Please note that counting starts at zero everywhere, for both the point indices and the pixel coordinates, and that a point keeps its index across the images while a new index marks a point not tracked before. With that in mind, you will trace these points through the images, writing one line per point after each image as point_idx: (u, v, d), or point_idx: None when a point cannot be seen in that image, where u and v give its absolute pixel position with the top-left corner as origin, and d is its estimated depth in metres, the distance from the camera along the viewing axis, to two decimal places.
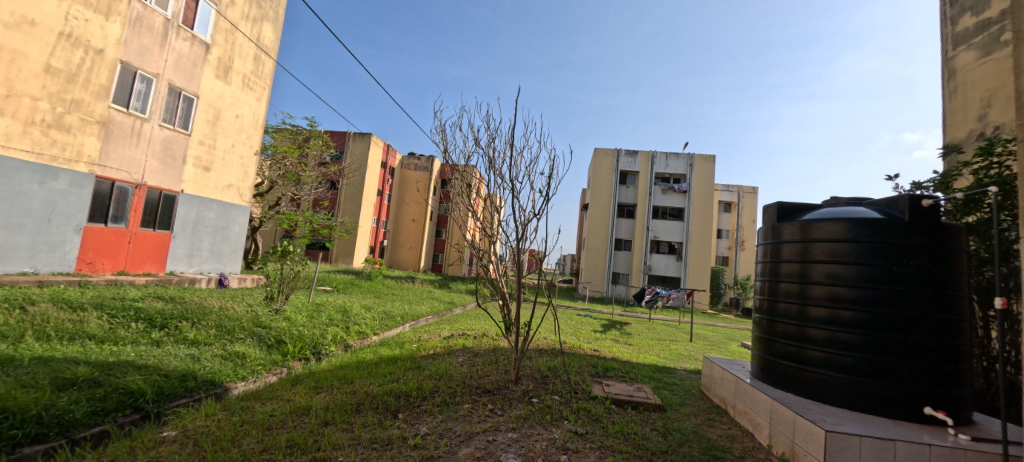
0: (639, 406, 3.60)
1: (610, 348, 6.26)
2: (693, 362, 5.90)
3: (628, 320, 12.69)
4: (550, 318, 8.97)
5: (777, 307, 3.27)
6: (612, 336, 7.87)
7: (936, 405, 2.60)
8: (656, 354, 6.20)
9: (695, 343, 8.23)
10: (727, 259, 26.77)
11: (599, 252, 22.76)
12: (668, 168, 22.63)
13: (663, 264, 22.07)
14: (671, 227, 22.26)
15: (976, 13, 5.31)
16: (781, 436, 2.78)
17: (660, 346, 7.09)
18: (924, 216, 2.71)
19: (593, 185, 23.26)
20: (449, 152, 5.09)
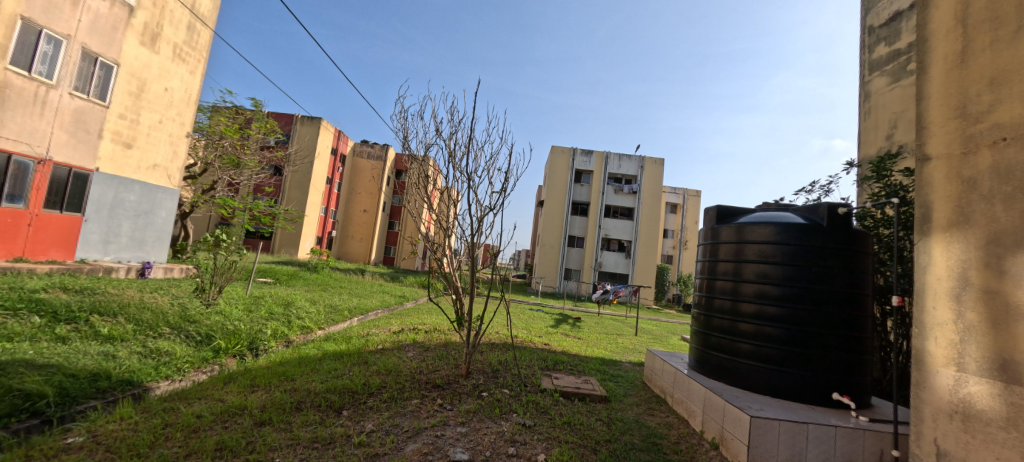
0: (585, 397, 3.72)
1: (560, 342, 6.41)
2: (636, 355, 6.19)
3: (579, 314, 13.13)
4: (505, 313, 9.00)
5: (713, 303, 3.50)
6: (564, 330, 8.07)
7: (842, 391, 2.92)
8: (604, 347, 6.46)
9: (640, 336, 8.65)
10: (671, 258, 28.34)
11: (553, 248, 23.21)
12: (621, 170, 23.48)
13: (613, 261, 22.92)
14: (623, 226, 23.15)
15: (888, 43, 6.00)
16: (712, 422, 2.99)
17: (607, 340, 7.37)
18: (839, 222, 3.02)
19: (549, 183, 23.64)
20: (406, 141, 4.95)
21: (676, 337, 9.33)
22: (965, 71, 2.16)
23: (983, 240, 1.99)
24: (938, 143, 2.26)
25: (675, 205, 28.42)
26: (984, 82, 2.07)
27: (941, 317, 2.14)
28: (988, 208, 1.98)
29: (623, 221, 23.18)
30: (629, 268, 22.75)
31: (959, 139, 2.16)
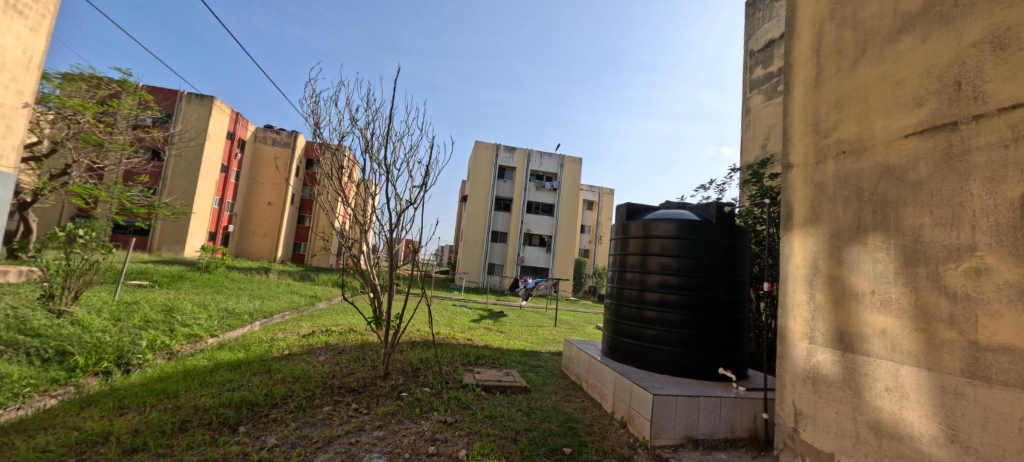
0: (506, 390, 3.79)
1: (483, 336, 6.46)
2: (555, 345, 6.48)
3: (501, 308, 13.35)
4: (426, 310, 8.80)
5: (623, 293, 3.78)
6: (486, 324, 8.14)
7: (726, 366, 3.36)
8: (525, 339, 6.65)
9: (558, 327, 9.08)
10: (587, 252, 30.19)
11: (476, 243, 23.27)
12: (543, 167, 24.32)
13: (534, 256, 23.69)
14: (544, 222, 24.03)
15: (764, 66, 6.98)
16: (621, 403, 3.24)
17: (528, 332, 7.60)
18: (725, 219, 3.45)
19: (473, 178, 23.57)
20: (317, 129, 4.56)
21: (591, 326, 9.96)
22: (818, 94, 2.60)
23: (828, 235, 2.41)
24: (799, 153, 2.69)
25: (591, 202, 30.28)
26: (831, 104, 2.51)
27: (798, 299, 2.55)
28: (832, 208, 2.40)
29: (543, 217, 24.04)
30: (550, 263, 23.71)
31: (814, 150, 2.59)
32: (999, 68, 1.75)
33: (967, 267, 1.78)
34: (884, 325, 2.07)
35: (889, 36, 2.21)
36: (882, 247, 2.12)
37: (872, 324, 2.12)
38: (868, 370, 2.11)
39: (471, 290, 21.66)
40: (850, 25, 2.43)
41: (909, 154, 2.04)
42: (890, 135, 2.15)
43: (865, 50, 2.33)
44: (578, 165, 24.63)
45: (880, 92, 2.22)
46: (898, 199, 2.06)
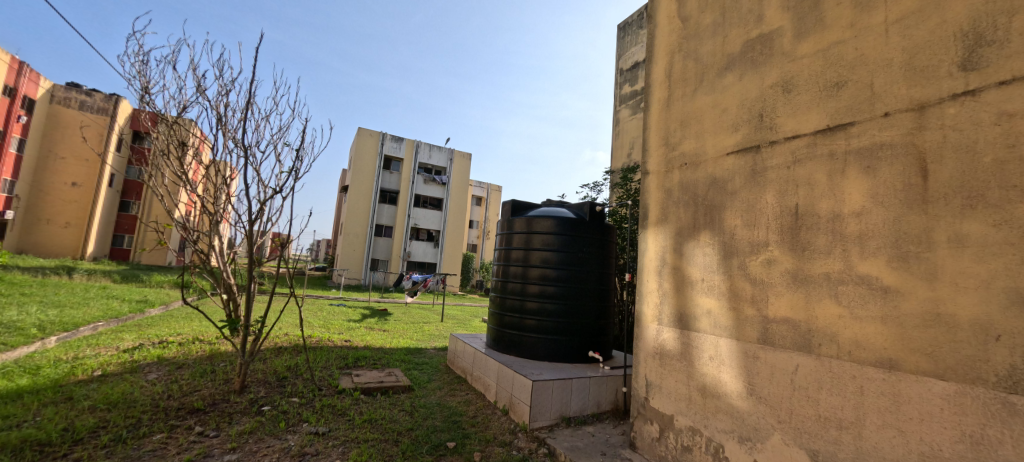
0: (388, 390, 3.64)
1: (364, 336, 6.08)
2: (441, 340, 6.46)
3: (385, 306, 12.73)
4: (296, 312, 7.89)
5: (507, 286, 3.93)
6: (367, 324, 7.68)
7: (594, 349, 3.77)
8: (410, 337, 6.46)
9: (445, 322, 9.07)
10: (476, 247, 30.74)
11: (357, 237, 21.82)
12: (431, 160, 23.86)
13: (421, 250, 23.11)
14: (432, 217, 23.68)
15: (631, 84, 8.13)
16: (503, 392, 3.38)
17: (414, 329, 7.42)
18: (596, 218, 3.85)
19: (356, 168, 21.93)
20: (148, 95, 3.71)
21: (477, 320, 10.17)
22: (669, 113, 3.06)
23: (673, 232, 2.86)
24: (654, 162, 3.14)
25: (480, 198, 30.89)
26: (677, 122, 2.98)
27: (650, 287, 2.99)
28: (676, 210, 2.86)
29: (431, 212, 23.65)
30: (437, 257, 23.41)
31: (665, 160, 3.04)
32: (786, 106, 2.29)
33: (763, 259, 2.29)
34: (710, 306, 2.54)
35: (719, 71, 2.71)
36: (710, 243, 2.60)
37: (702, 305, 2.59)
38: (698, 343, 2.58)
39: (354, 287, 20.19)
40: (692, 58, 2.92)
41: (730, 168, 2.54)
42: (718, 151, 2.64)
43: (703, 80, 2.82)
44: (468, 160, 24.82)
45: (712, 116, 2.71)
46: (722, 204, 2.55)
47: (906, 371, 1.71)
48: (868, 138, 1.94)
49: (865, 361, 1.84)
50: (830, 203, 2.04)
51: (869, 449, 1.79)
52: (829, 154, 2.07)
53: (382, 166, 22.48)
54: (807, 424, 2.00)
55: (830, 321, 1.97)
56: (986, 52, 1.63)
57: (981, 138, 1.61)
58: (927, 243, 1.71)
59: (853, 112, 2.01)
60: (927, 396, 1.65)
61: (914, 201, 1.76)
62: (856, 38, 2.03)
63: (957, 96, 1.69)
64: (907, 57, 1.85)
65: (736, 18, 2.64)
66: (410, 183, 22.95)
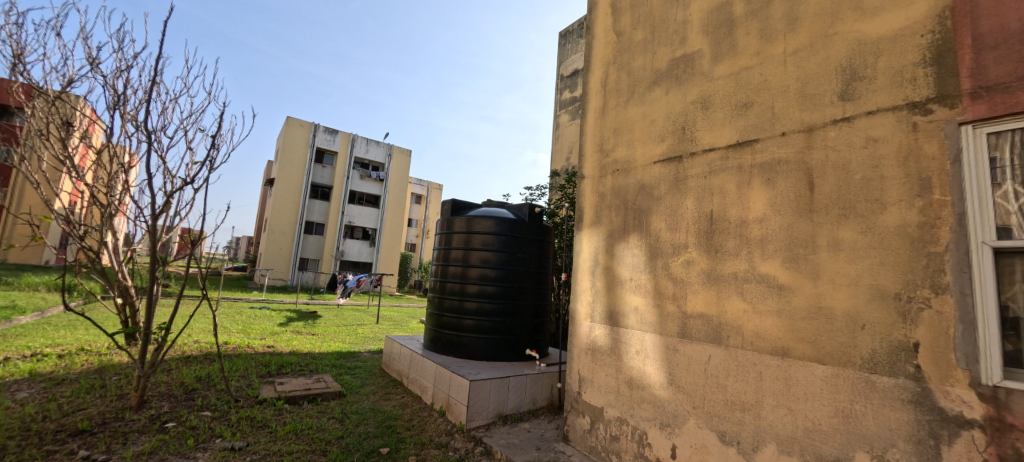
0: (316, 398, 3.44)
1: (290, 341, 5.67)
2: (376, 342, 6.22)
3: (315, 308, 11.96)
4: (209, 317, 7.13)
5: (445, 286, 3.89)
6: (294, 328, 7.17)
7: (530, 346, 3.86)
8: (342, 340, 6.14)
9: (381, 324, 8.74)
10: (415, 246, 29.97)
11: (283, 234, 20.28)
12: (369, 155, 22.84)
13: (357, 249, 21.98)
14: (369, 214, 22.61)
15: (571, 91, 8.49)
16: (440, 393, 3.34)
17: (346, 332, 7.06)
18: (535, 219, 3.95)
19: (284, 160, 20.36)
20: (19, 64, 3.14)
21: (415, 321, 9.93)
22: (603, 121, 3.22)
23: (605, 234, 3.02)
24: (588, 167, 3.29)
25: (420, 196, 30.15)
26: (611, 130, 3.15)
27: (584, 286, 3.12)
28: (609, 213, 3.03)
29: (368, 208, 22.62)
30: (372, 257, 22.44)
31: (599, 166, 3.20)
32: (704, 122, 2.53)
33: (683, 259, 2.50)
34: (637, 303, 2.72)
35: (647, 85, 2.91)
36: (637, 244, 2.78)
37: (630, 303, 2.76)
38: (626, 338, 2.75)
39: (280, 288, 18.70)
40: (625, 71, 3.10)
41: (656, 176, 2.74)
42: (646, 160, 2.84)
43: (634, 92, 3.01)
44: (407, 157, 24.10)
45: (642, 126, 2.91)
46: (649, 209, 2.75)
47: (795, 358, 1.97)
48: (769, 154, 2.20)
49: (764, 350, 2.08)
50: (738, 211, 2.28)
51: (766, 427, 2.03)
52: (738, 166, 2.32)
53: (313, 159, 21.08)
54: (717, 409, 2.22)
55: (737, 315, 2.21)
56: (858, 86, 1.93)
57: (854, 158, 1.90)
58: (813, 247, 1.98)
59: (757, 131, 2.26)
60: (811, 379, 1.91)
61: (803, 210, 2.03)
62: (761, 65, 2.30)
63: (837, 121, 1.97)
64: (800, 85, 2.13)
65: (664, 37, 2.86)
66: (344, 178, 21.76)
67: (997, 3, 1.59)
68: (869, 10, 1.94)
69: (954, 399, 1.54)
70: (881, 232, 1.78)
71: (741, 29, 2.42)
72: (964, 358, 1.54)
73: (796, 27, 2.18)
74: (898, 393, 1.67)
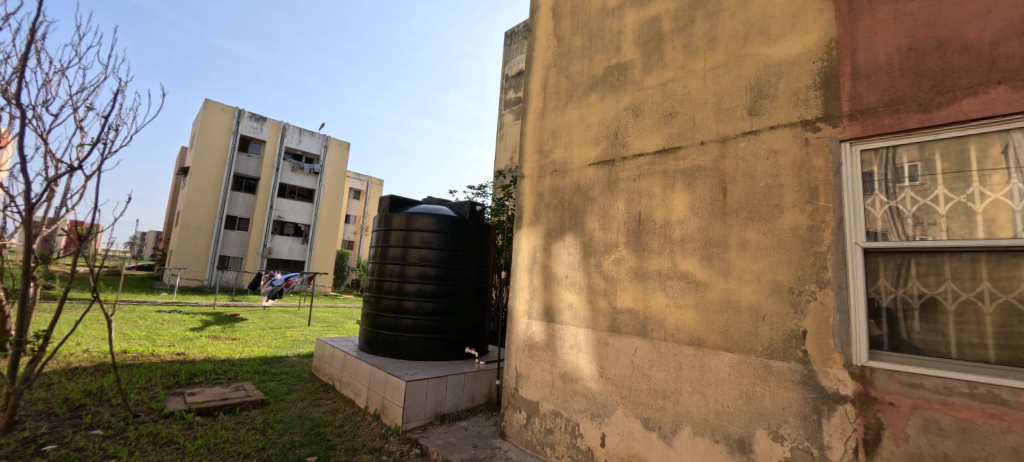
0: (235, 408, 3.18)
1: (205, 347, 5.16)
2: (306, 346, 5.86)
3: (237, 311, 10.97)
4: (103, 323, 6.26)
5: (382, 285, 3.77)
6: (210, 333, 6.52)
7: (470, 345, 3.86)
8: (267, 345, 5.70)
9: (312, 326, 8.25)
10: (352, 244, 28.61)
11: (199, 230, 18.44)
12: (302, 145, 21.41)
13: (285, 247, 20.52)
14: (302, 209, 21.20)
15: (515, 91, 8.62)
16: (375, 396, 3.23)
17: (273, 335, 6.57)
18: (477, 218, 3.95)
19: (201, 148, 18.47)
20: None
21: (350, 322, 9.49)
22: (543, 123, 3.31)
23: (543, 233, 3.10)
24: (528, 167, 3.35)
25: (358, 191, 28.65)
26: (550, 132, 3.23)
27: (522, 283, 3.18)
28: (547, 213, 3.11)
29: (302, 203, 21.21)
30: (304, 255, 21.11)
31: (538, 166, 3.28)
32: (635, 128, 2.68)
33: (614, 257, 2.64)
34: (572, 300, 2.82)
35: (585, 90, 3.03)
36: (573, 243, 2.89)
37: (565, 299, 2.86)
38: (561, 333, 2.84)
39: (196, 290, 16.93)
40: (564, 75, 3.20)
41: (591, 177, 2.86)
42: (582, 162, 2.95)
43: (572, 96, 3.12)
44: (345, 149, 22.95)
45: (579, 129, 3.02)
46: (584, 209, 2.86)
47: (708, 347, 2.16)
48: (689, 161, 2.39)
49: (683, 341, 2.26)
50: (663, 212, 2.46)
51: (683, 412, 2.20)
52: (663, 171, 2.49)
53: (236, 148, 19.30)
54: (641, 397, 2.38)
55: (660, 309, 2.38)
56: (764, 103, 2.16)
57: (759, 167, 2.12)
58: (724, 246, 2.18)
59: (680, 139, 2.45)
60: (720, 366, 2.11)
61: (717, 213, 2.23)
62: (684, 78, 2.49)
63: (746, 134, 2.19)
64: (717, 99, 2.33)
65: (600, 45, 3.00)
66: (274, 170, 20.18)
67: (870, 39, 1.86)
68: (774, 35, 2.17)
69: (832, 378, 1.79)
70: (779, 234, 2.00)
71: (669, 43, 2.59)
72: (840, 343, 1.79)
73: (714, 46, 2.39)
74: (790, 375, 1.90)
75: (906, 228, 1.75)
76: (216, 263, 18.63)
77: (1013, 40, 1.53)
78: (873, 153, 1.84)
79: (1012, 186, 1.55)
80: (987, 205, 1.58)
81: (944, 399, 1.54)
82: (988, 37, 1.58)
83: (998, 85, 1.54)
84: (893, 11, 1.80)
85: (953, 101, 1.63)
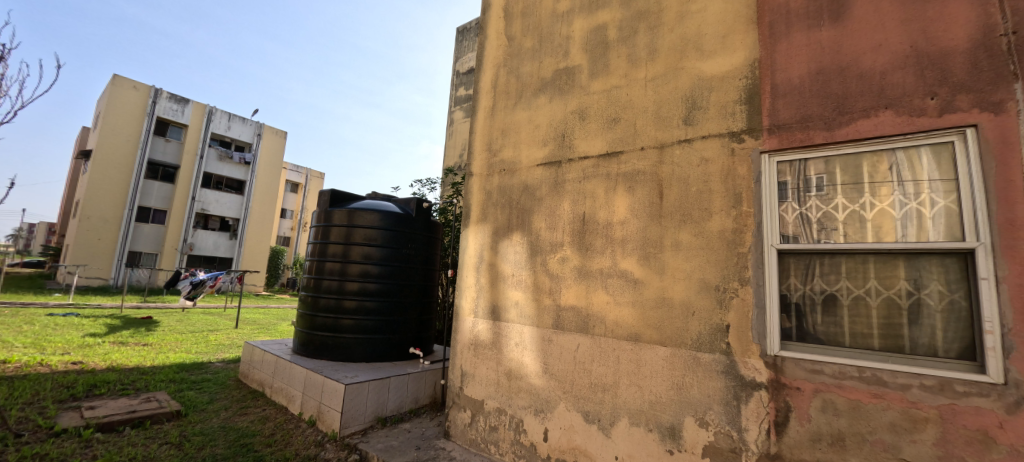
0: (145, 421, 2.85)
1: (109, 355, 4.59)
2: (232, 350, 5.40)
3: (151, 313, 9.85)
4: None
5: (321, 284, 3.57)
6: (117, 338, 5.79)
7: (414, 345, 3.77)
8: (186, 350, 5.17)
9: (240, 328, 7.62)
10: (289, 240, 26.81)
11: (104, 222, 16.38)
12: (232, 132, 19.67)
13: (210, 242, 18.74)
14: (232, 201, 19.50)
15: (466, 88, 8.56)
16: (310, 401, 3.05)
17: (194, 339, 5.98)
18: (423, 215, 3.87)
19: (106, 129, 16.39)
20: None
21: (285, 324, 8.88)
22: (492, 121, 3.31)
23: (490, 231, 3.11)
24: (477, 165, 3.34)
25: (296, 184, 26.82)
26: (499, 131, 3.25)
27: (469, 282, 3.16)
28: (494, 211, 3.12)
29: (231, 195, 19.50)
30: (233, 252, 19.38)
31: (486, 165, 3.28)
32: (581, 131, 2.77)
33: (559, 256, 2.71)
34: (518, 298, 2.86)
35: (533, 91, 3.08)
36: (520, 242, 2.92)
37: (511, 297, 2.89)
38: (507, 331, 2.86)
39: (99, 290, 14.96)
40: (514, 75, 3.23)
41: (538, 178, 2.91)
42: (529, 162, 2.99)
43: (521, 97, 3.15)
44: (283, 139, 21.45)
45: (528, 130, 3.06)
46: (531, 208, 2.91)
47: (644, 342, 2.28)
48: (630, 165, 2.51)
49: (621, 336, 2.37)
50: (606, 213, 2.56)
51: (621, 404, 2.31)
52: (606, 174, 2.59)
53: (152, 132, 17.33)
54: (582, 391, 2.46)
55: (601, 306, 2.48)
56: (697, 114, 2.32)
57: (691, 173, 2.28)
58: (660, 246, 2.31)
59: (622, 143, 2.57)
60: (655, 359, 2.23)
61: (655, 215, 2.36)
62: (627, 86, 2.61)
63: (681, 141, 2.34)
64: (656, 108, 2.47)
65: (549, 48, 3.05)
66: (199, 158, 18.35)
67: (786, 62, 2.07)
68: (707, 51, 2.33)
69: (750, 367, 1.96)
70: (707, 235, 2.17)
71: (614, 51, 2.70)
72: (757, 335, 1.97)
73: (655, 57, 2.52)
74: (715, 366, 2.06)
75: (812, 232, 1.96)
76: (125, 260, 16.60)
77: (898, 72, 1.78)
78: (787, 165, 2.05)
79: (894, 197, 1.79)
80: (875, 213, 1.82)
81: (839, 382, 1.75)
82: (879, 67, 1.82)
83: (885, 110, 1.79)
84: (806, 39, 2.02)
85: (851, 121, 1.86)
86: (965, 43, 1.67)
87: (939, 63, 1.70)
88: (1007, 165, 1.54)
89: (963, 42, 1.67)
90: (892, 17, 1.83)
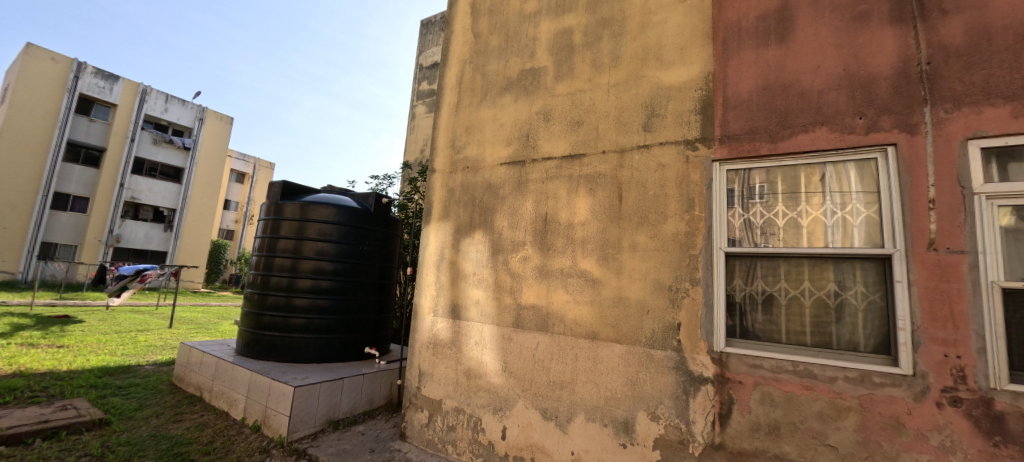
0: (60, 431, 2.56)
1: (14, 358, 4.06)
2: (166, 352, 4.97)
3: (67, 312, 8.81)
4: None
5: (269, 281, 3.36)
6: (23, 339, 5.13)
7: (370, 344, 3.65)
8: (110, 352, 4.69)
9: (174, 328, 7.02)
10: (233, 234, 25.07)
11: (10, 209, 14.47)
12: (169, 115, 18.06)
13: (141, 234, 17.07)
14: (168, 190, 17.91)
15: (429, 83, 8.41)
16: (255, 405, 2.87)
17: (119, 340, 5.43)
18: (382, 210, 3.75)
19: (15, 104, 14.53)
20: None
21: (226, 323, 8.28)
22: (456, 118, 3.27)
23: (452, 229, 3.07)
24: (439, 162, 3.28)
25: (242, 174, 25.03)
26: (463, 128, 3.21)
27: (429, 280, 3.10)
28: (457, 209, 3.08)
29: (167, 183, 17.90)
30: (168, 245, 17.78)
31: (449, 161, 3.23)
32: (545, 132, 2.80)
33: (520, 256, 2.72)
34: (478, 297, 2.84)
35: (499, 90, 3.07)
36: (482, 240, 2.91)
37: (471, 296, 2.87)
38: (468, 331, 2.83)
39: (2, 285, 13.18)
40: (480, 72, 3.21)
41: (502, 177, 2.91)
42: (493, 160, 2.99)
43: (487, 95, 3.13)
44: (229, 125, 19.99)
45: (493, 128, 3.05)
46: (493, 207, 2.90)
47: (601, 340, 2.35)
48: (592, 168, 2.57)
49: (579, 334, 2.43)
50: (567, 214, 2.60)
51: (577, 400, 2.36)
52: (569, 176, 2.64)
53: (72, 110, 15.54)
54: (541, 389, 2.49)
55: (560, 305, 2.52)
56: (656, 121, 2.41)
57: (649, 177, 2.37)
58: (618, 247, 2.39)
59: (585, 146, 2.62)
60: (611, 356, 2.31)
61: (614, 217, 2.43)
62: (591, 90, 2.67)
63: (640, 147, 2.43)
64: (618, 113, 2.55)
65: (516, 48, 3.06)
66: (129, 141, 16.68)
67: (737, 76, 2.20)
68: (666, 61, 2.43)
69: (699, 363, 2.07)
70: (663, 237, 2.26)
71: (579, 56, 2.76)
72: (706, 332, 2.09)
73: (618, 64, 2.60)
74: (666, 362, 2.16)
75: (755, 237, 2.10)
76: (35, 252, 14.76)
77: (833, 92, 1.95)
78: (735, 173, 2.18)
79: (826, 206, 1.96)
80: (810, 220, 1.98)
81: (776, 376, 1.90)
82: (817, 86, 1.99)
83: (821, 126, 1.95)
84: (755, 56, 2.17)
85: (792, 135, 2.01)
86: (889, 70, 1.86)
87: (867, 86, 1.89)
88: (919, 180, 1.74)
89: (887, 69, 1.86)
90: (828, 42, 2.00)
